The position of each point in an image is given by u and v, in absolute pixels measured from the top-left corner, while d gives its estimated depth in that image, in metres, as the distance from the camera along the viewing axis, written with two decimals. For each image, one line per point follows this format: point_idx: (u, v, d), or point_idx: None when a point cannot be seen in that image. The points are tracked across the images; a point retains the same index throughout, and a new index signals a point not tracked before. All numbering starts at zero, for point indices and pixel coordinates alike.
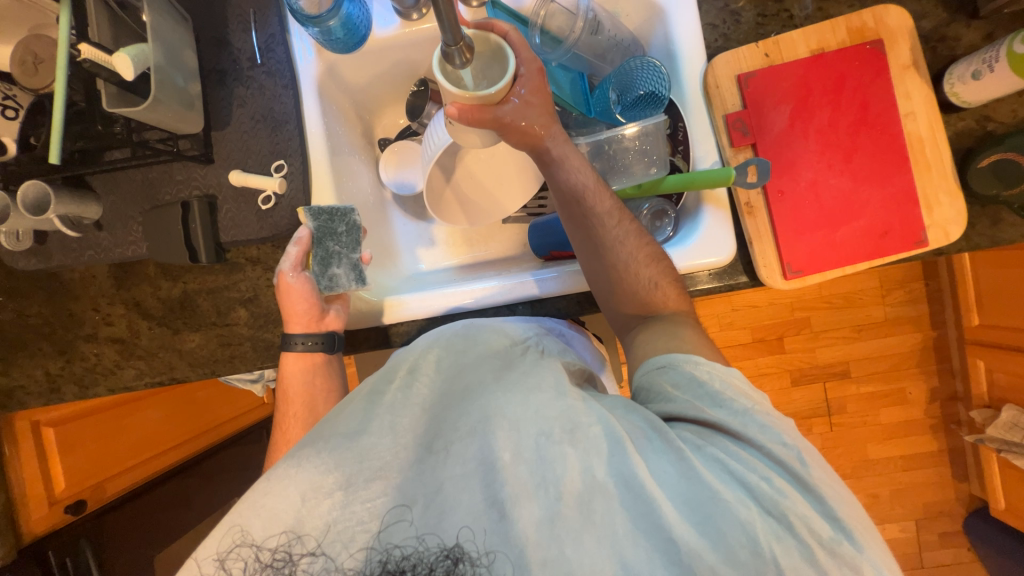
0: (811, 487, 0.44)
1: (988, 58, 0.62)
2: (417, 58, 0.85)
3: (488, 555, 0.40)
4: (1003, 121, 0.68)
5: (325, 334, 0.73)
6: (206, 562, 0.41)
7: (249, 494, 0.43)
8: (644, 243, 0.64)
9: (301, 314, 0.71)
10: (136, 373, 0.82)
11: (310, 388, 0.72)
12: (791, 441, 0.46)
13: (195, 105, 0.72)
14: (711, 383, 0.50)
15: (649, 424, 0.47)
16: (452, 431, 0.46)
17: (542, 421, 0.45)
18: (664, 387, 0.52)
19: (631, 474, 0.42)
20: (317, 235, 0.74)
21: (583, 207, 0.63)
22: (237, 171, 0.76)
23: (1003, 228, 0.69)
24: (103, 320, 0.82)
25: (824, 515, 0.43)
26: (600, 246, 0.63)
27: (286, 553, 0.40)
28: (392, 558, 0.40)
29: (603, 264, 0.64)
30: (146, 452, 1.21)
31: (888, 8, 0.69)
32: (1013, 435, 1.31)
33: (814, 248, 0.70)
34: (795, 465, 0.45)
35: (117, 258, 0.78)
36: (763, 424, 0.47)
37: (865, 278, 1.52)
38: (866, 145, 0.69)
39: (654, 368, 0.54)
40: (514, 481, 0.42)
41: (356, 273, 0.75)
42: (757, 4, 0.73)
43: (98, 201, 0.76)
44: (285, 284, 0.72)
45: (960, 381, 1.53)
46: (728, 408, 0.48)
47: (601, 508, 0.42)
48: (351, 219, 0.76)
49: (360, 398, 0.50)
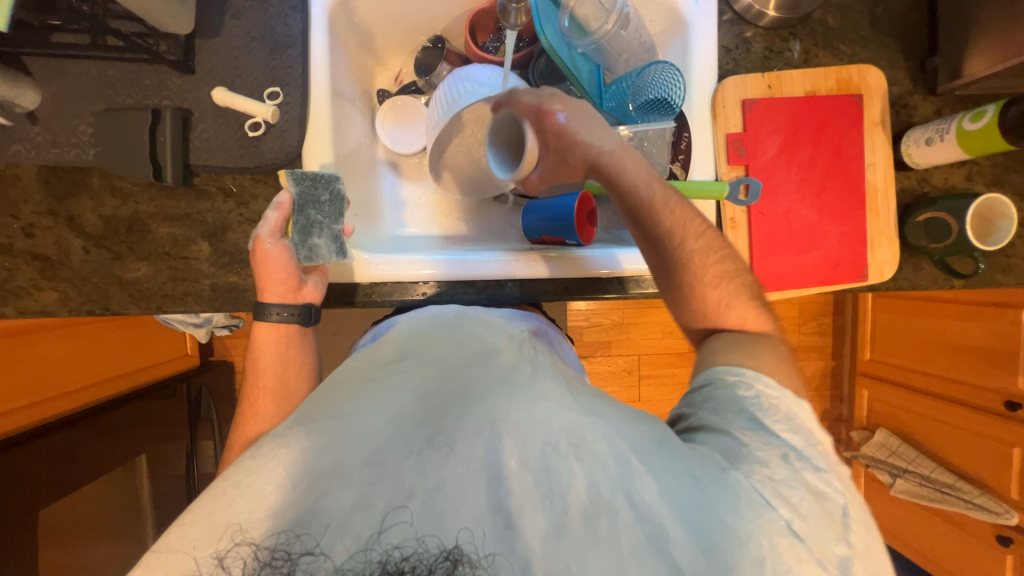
0: (836, 536, 0.44)
1: (941, 129, 0.73)
2: (437, 11, 0.82)
3: (488, 557, 0.39)
4: (937, 186, 0.81)
5: (303, 305, 0.68)
6: (204, 562, 0.38)
7: (232, 474, 0.44)
8: (714, 261, 0.63)
9: (278, 282, 0.66)
10: (57, 297, 0.71)
11: (283, 356, 0.68)
12: (837, 493, 0.46)
13: (188, 2, 0.64)
14: (765, 410, 0.50)
15: (658, 438, 0.49)
16: (455, 429, 0.46)
17: (549, 431, 0.46)
18: (721, 401, 0.53)
19: (639, 497, 0.43)
20: (299, 202, 0.68)
21: (645, 227, 0.64)
22: (221, 88, 0.68)
23: (921, 275, 0.81)
24: (23, 230, 0.70)
25: (840, 569, 0.42)
26: (665, 262, 0.64)
27: (287, 552, 0.38)
28: (391, 559, 0.37)
29: (666, 262, 0.64)
30: (39, 393, 1.02)
31: (870, 69, 0.78)
32: (881, 453, 1.55)
33: (782, 271, 0.78)
34: (839, 516, 0.45)
35: (53, 160, 0.66)
36: (817, 466, 0.47)
37: (789, 307, 1.71)
38: (836, 186, 0.79)
39: (718, 380, 0.55)
40: (520, 490, 0.42)
41: (338, 246, 0.70)
42: (766, 39, 0.79)
43: (35, 87, 0.65)
44: (262, 251, 0.65)
45: (847, 406, 1.78)
46: (780, 439, 0.48)
47: (606, 524, 0.42)
48: (336, 188, 0.71)
49: (354, 380, 0.54)
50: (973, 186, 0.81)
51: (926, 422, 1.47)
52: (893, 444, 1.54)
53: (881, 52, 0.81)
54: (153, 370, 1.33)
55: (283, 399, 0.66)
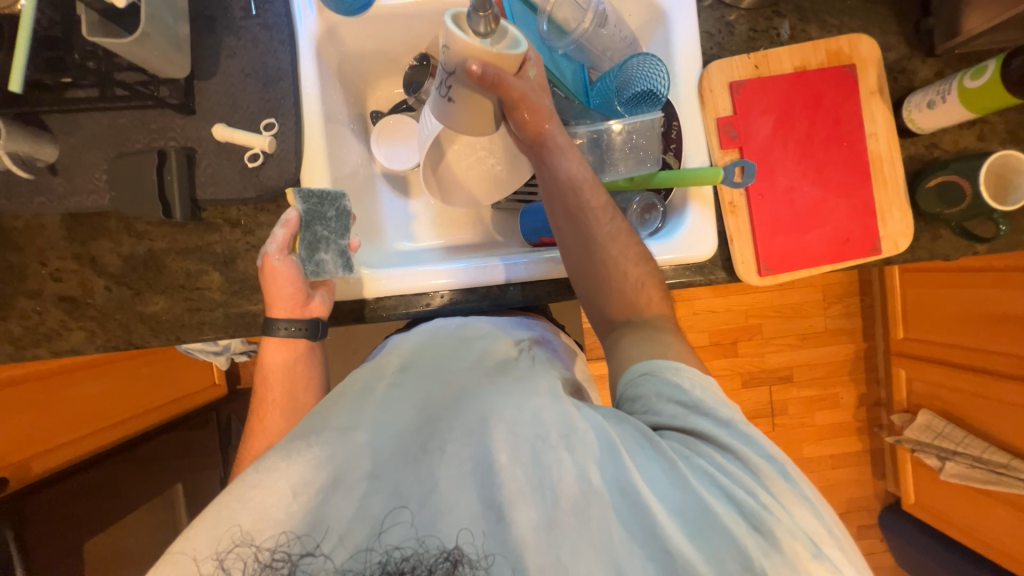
0: (795, 501, 0.47)
1: (942, 90, 0.70)
2: (419, 30, 0.84)
3: (488, 557, 0.44)
4: (947, 150, 0.77)
5: (310, 319, 0.70)
6: (205, 562, 0.42)
7: (234, 488, 0.45)
8: (634, 243, 0.66)
9: (286, 298, 0.68)
10: (85, 336, 0.75)
11: (291, 374, 0.70)
12: (774, 456, 0.50)
13: (183, 48, 0.68)
14: (693, 392, 0.53)
15: (641, 433, 0.50)
16: (447, 432, 0.50)
17: (540, 426, 0.50)
18: (649, 396, 0.54)
19: (627, 481, 0.47)
20: (306, 219, 0.70)
21: (578, 197, 0.65)
22: (221, 124, 0.72)
23: (941, 243, 0.77)
24: (51, 275, 0.74)
25: (802, 535, 0.45)
26: (589, 240, 0.65)
27: (287, 553, 0.43)
28: (392, 559, 0.43)
29: (589, 251, 0.65)
30: (81, 428, 1.06)
31: (861, 37, 0.76)
32: (926, 436, 1.48)
33: (788, 250, 0.76)
34: (785, 476, 0.49)
35: (73, 208, 0.71)
36: (748, 437, 0.50)
37: (811, 291, 1.66)
38: (837, 159, 0.76)
39: (638, 374, 0.56)
40: (511, 484, 0.46)
41: (345, 260, 0.72)
42: (749, 20, 0.79)
43: (54, 142, 0.70)
44: (271, 267, 0.68)
45: (885, 388, 1.70)
46: (713, 417, 0.51)
47: (596, 514, 0.46)
48: (343, 205, 0.73)
49: (352, 392, 0.56)
50: (987, 146, 0.77)
51: (973, 400, 1.38)
52: (938, 426, 1.46)
53: (871, 19, 0.78)
54: (195, 395, 1.39)
55: (293, 414, 0.69)
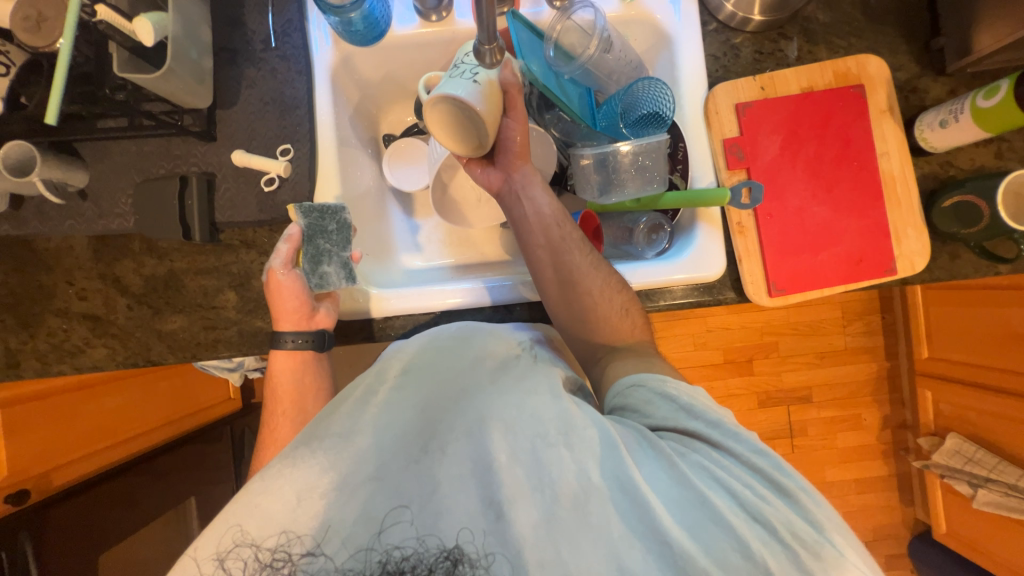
0: (791, 494, 0.48)
1: (955, 109, 0.69)
2: (430, 59, 0.87)
3: (487, 557, 0.45)
4: (963, 168, 0.76)
5: (316, 331, 0.71)
6: (206, 562, 0.43)
7: (243, 493, 0.47)
8: (613, 272, 0.69)
9: (290, 311, 0.70)
10: (107, 352, 0.77)
11: (299, 393, 0.71)
12: (765, 452, 0.51)
13: (206, 81, 0.72)
14: (681, 397, 0.55)
15: (640, 433, 0.51)
16: (447, 433, 0.50)
17: (539, 424, 0.50)
18: (640, 402, 0.56)
19: (628, 478, 0.46)
20: (307, 233, 0.71)
21: (558, 229, 0.69)
22: (240, 150, 0.75)
23: (959, 263, 0.75)
24: (77, 294, 0.77)
25: (801, 527, 0.45)
26: (573, 269, 0.68)
27: (287, 553, 0.44)
28: (392, 559, 0.44)
29: (573, 279, 0.68)
30: (109, 439, 1.10)
31: (869, 57, 0.76)
32: (956, 461, 1.41)
33: (798, 270, 0.75)
34: (779, 471, 0.49)
35: (100, 230, 0.74)
36: (738, 434, 0.51)
37: (829, 308, 1.62)
38: (848, 178, 0.76)
39: (626, 386, 0.58)
40: (511, 482, 0.47)
41: (348, 272, 0.74)
42: (755, 42, 0.79)
43: (84, 168, 0.74)
44: (276, 282, 0.70)
45: (910, 410, 1.63)
46: (703, 419, 0.53)
47: (596, 509, 0.46)
48: (343, 218, 0.74)
49: (353, 398, 0.55)
50: (1006, 164, 0.75)
51: (1004, 424, 1.32)
52: (969, 451, 1.39)
53: (879, 40, 0.78)
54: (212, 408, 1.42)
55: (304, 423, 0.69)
